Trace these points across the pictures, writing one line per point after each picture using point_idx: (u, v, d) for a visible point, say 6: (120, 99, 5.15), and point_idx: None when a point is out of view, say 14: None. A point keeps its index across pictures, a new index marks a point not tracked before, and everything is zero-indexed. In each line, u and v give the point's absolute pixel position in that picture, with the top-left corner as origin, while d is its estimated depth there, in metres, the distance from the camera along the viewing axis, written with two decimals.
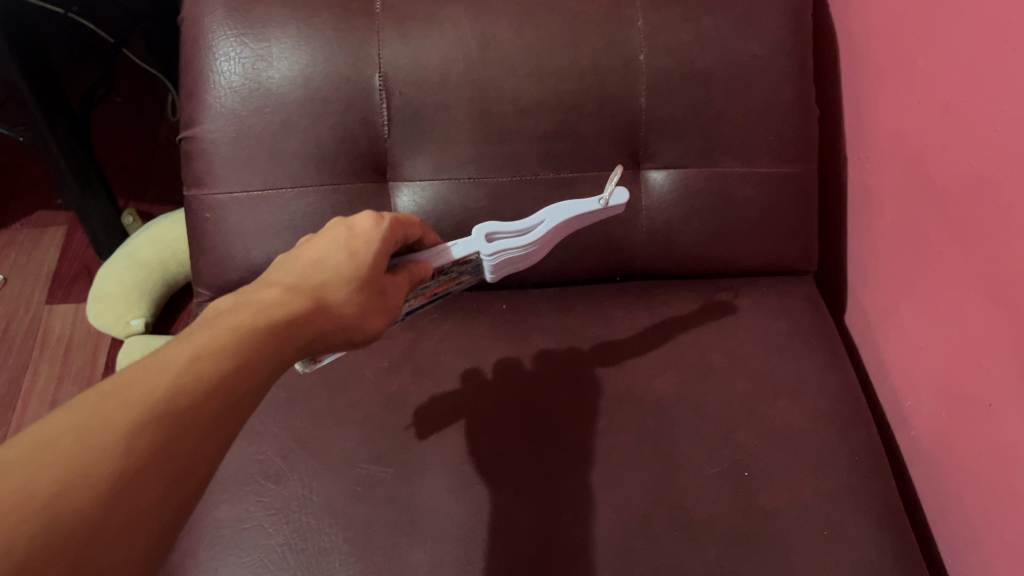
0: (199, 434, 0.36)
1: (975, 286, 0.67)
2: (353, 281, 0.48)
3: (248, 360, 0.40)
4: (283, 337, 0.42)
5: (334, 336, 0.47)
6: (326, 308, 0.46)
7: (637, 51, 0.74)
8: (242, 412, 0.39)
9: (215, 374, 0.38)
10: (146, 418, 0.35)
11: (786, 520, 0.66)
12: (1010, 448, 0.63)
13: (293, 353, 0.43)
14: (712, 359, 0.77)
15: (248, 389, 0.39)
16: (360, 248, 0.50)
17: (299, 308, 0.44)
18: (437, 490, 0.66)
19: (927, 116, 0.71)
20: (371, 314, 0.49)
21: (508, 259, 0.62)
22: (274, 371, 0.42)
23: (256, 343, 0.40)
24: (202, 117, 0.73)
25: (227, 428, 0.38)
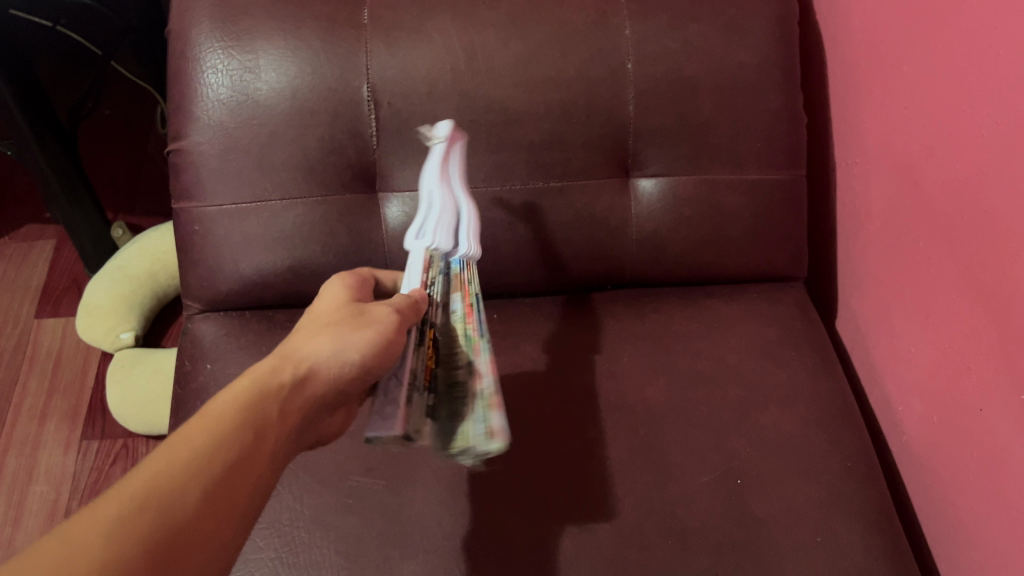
0: (196, 505, 0.36)
1: (962, 291, 0.67)
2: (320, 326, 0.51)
3: (223, 426, 0.40)
4: (257, 393, 0.44)
5: (323, 378, 0.48)
6: (301, 355, 0.48)
7: (624, 60, 0.74)
8: (241, 476, 0.39)
9: (194, 448, 0.38)
10: (135, 503, 0.35)
11: (779, 527, 0.66)
12: (1000, 452, 0.63)
13: (275, 395, 0.44)
14: (703, 366, 0.77)
15: (236, 452, 0.40)
16: (319, 313, 0.53)
17: (264, 366, 0.46)
18: (428, 501, 0.66)
19: (914, 123, 0.71)
20: (364, 336, 0.50)
21: (450, 226, 0.63)
22: (264, 427, 0.42)
23: (229, 409, 0.41)
24: (189, 129, 0.72)
25: (231, 495, 0.38)
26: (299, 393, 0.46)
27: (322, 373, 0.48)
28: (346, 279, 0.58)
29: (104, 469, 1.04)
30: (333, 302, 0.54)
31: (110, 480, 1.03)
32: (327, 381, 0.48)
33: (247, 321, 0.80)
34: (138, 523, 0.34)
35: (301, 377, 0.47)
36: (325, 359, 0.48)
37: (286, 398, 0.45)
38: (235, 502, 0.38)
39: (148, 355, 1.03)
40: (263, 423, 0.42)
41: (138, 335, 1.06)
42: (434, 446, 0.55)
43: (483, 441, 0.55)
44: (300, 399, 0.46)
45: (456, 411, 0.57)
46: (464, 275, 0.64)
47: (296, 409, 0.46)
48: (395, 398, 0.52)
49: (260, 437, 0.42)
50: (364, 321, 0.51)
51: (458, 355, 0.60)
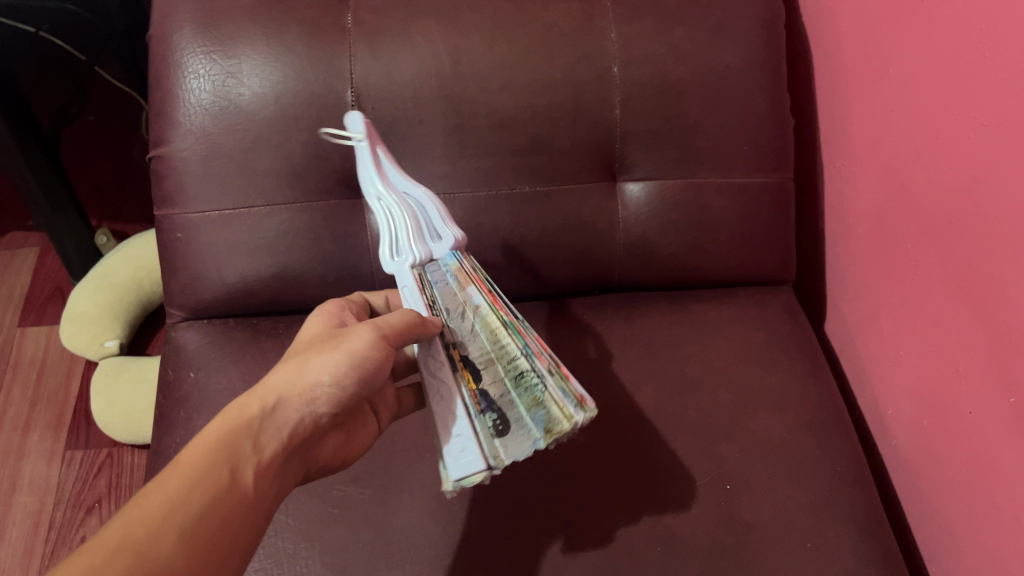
0: (172, 550, 0.40)
1: (950, 294, 0.67)
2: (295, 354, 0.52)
3: (196, 469, 0.44)
4: (228, 433, 0.46)
5: (298, 406, 0.50)
6: (269, 387, 0.49)
7: (610, 63, 0.74)
8: (217, 517, 0.43)
9: (169, 495, 0.42)
10: (111, 555, 0.38)
11: (768, 534, 0.65)
12: (990, 456, 0.63)
13: (245, 432, 0.47)
14: (692, 371, 0.76)
15: (211, 495, 0.44)
16: (300, 341, 0.55)
17: (237, 401, 0.48)
18: (416, 510, 0.65)
19: (902, 125, 0.71)
20: (337, 358, 0.51)
21: (417, 223, 0.60)
22: (236, 465, 0.46)
23: (203, 452, 0.45)
24: (171, 135, 0.71)
25: (207, 531, 0.42)
26: (271, 424, 0.49)
27: (295, 400, 0.49)
28: (330, 311, 0.60)
29: (88, 480, 1.03)
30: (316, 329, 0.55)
31: (94, 490, 1.02)
32: (303, 407, 0.50)
33: (232, 328, 0.79)
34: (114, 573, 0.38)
35: (271, 407, 0.49)
36: (296, 388, 0.50)
37: (259, 431, 0.48)
38: (213, 543, 0.42)
39: (133, 364, 1.02)
40: (237, 460, 0.46)
41: (123, 344, 1.05)
42: (531, 448, 0.53)
43: (573, 412, 0.54)
44: (274, 430, 0.49)
45: (533, 403, 0.55)
46: (464, 265, 0.61)
47: (271, 440, 0.48)
48: (463, 436, 0.53)
49: (234, 476, 0.45)
50: (338, 341, 0.52)
51: (507, 347, 0.57)
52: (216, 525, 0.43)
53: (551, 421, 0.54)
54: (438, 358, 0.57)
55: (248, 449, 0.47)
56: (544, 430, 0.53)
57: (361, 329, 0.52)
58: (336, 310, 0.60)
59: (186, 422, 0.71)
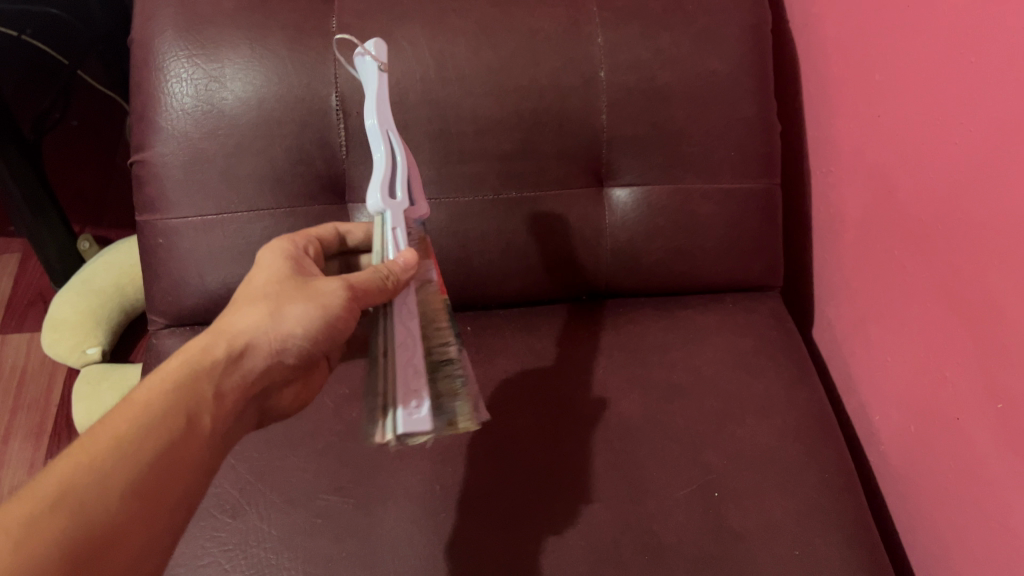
0: (118, 503, 0.39)
1: (937, 299, 0.67)
2: (263, 295, 0.51)
3: (153, 413, 0.43)
4: (189, 378, 0.45)
5: (261, 352, 0.49)
6: (236, 332, 0.49)
7: (596, 69, 0.73)
8: (170, 466, 0.42)
9: (118, 442, 0.40)
10: (57, 497, 0.37)
11: (756, 542, 0.65)
12: (979, 463, 0.63)
13: (207, 378, 0.46)
14: (679, 378, 0.76)
15: (165, 443, 0.42)
16: (263, 273, 0.53)
17: (201, 343, 0.47)
18: (400, 520, 0.65)
19: (889, 131, 0.71)
20: (310, 313, 0.51)
21: (397, 177, 0.53)
22: (197, 411, 0.45)
23: (161, 394, 0.44)
24: (153, 140, 0.71)
25: (165, 475, 0.41)
26: (233, 370, 0.48)
27: (261, 348, 0.49)
28: (290, 244, 0.57)
29: None
30: (278, 265, 0.54)
31: None
32: (266, 356, 0.50)
33: None
34: (57, 525, 0.36)
35: (234, 355, 0.48)
36: (263, 338, 0.49)
37: (220, 378, 0.47)
38: (163, 494, 0.41)
39: (116, 371, 1.01)
40: (198, 407, 0.45)
41: (105, 351, 1.04)
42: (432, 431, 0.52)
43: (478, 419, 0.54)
44: (237, 375, 0.48)
45: (450, 393, 0.54)
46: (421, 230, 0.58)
47: (231, 388, 0.48)
48: (416, 389, 0.49)
49: (192, 422, 0.44)
50: (308, 293, 0.51)
51: (445, 331, 0.56)
52: (168, 477, 0.42)
53: (459, 416, 0.53)
54: (411, 309, 0.54)
55: (209, 394, 0.46)
56: (452, 421, 0.53)
57: (336, 283, 0.52)
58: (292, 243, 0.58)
59: None
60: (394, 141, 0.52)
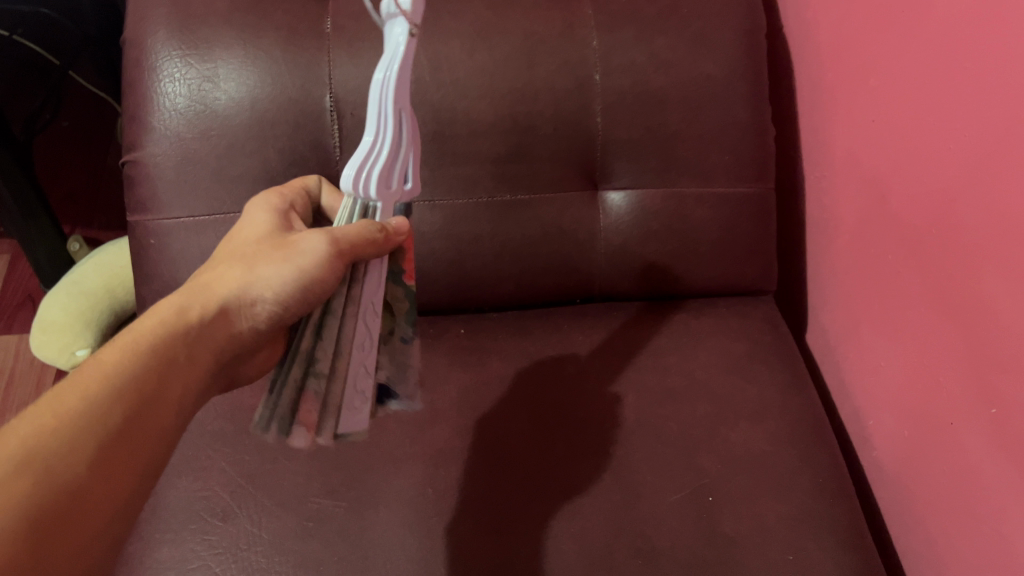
0: (87, 471, 0.37)
1: (931, 305, 0.67)
2: (240, 256, 0.48)
3: (123, 380, 0.40)
4: (162, 345, 0.42)
5: (235, 318, 0.46)
6: (211, 295, 0.46)
7: (592, 72, 0.73)
8: (140, 434, 0.40)
9: (84, 408, 0.38)
10: (24, 461, 0.35)
11: (749, 546, 0.64)
12: (972, 467, 0.63)
13: (179, 344, 0.43)
14: (672, 382, 0.76)
15: (133, 411, 0.40)
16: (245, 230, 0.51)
17: (174, 305, 0.45)
18: (392, 524, 0.64)
19: (882, 137, 0.71)
20: (287, 273, 0.47)
21: (393, 168, 0.48)
22: (167, 381, 0.42)
23: (132, 360, 0.41)
24: (145, 140, 0.70)
25: (135, 441, 0.39)
26: (206, 335, 0.45)
27: (235, 311, 0.46)
28: (278, 199, 0.55)
29: None
30: (262, 224, 0.51)
31: None
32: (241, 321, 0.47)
33: None
34: (20, 492, 0.34)
35: (208, 319, 0.45)
36: (237, 299, 0.46)
37: (192, 345, 0.44)
38: (128, 466, 0.39)
39: None
40: (170, 373, 0.42)
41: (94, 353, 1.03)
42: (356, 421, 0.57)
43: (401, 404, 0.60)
44: (211, 343, 0.45)
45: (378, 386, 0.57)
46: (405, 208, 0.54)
47: (206, 353, 0.45)
48: (360, 391, 0.55)
49: (162, 393, 0.41)
50: (288, 253, 0.48)
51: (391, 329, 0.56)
52: (136, 449, 0.39)
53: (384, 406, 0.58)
54: (376, 309, 0.53)
55: (182, 363, 0.43)
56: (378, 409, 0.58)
57: (315, 236, 0.48)
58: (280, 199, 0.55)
59: None
60: (399, 131, 0.47)
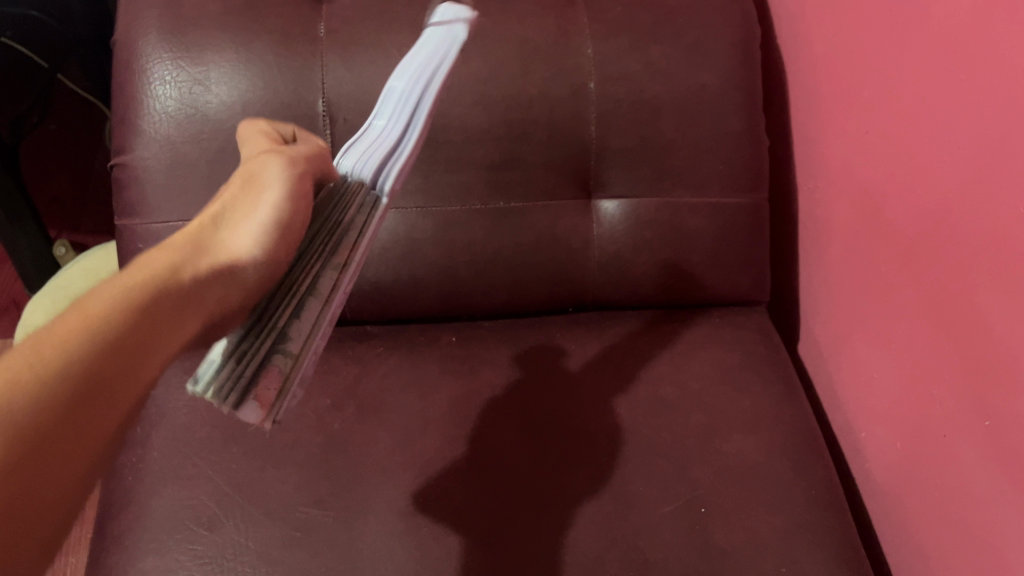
0: (43, 429, 0.29)
1: (925, 316, 0.66)
2: (214, 216, 0.41)
3: (108, 333, 0.31)
4: (151, 300, 0.34)
5: (230, 276, 0.38)
6: (196, 252, 0.38)
7: (586, 80, 0.73)
8: (115, 393, 0.31)
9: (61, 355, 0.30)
10: None
11: (742, 559, 0.64)
12: (965, 480, 0.62)
13: (171, 294, 0.35)
14: (665, 393, 0.75)
15: (114, 366, 0.31)
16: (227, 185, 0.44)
17: (164, 258, 0.36)
18: (380, 534, 0.63)
19: (876, 148, 0.71)
20: (274, 217, 0.41)
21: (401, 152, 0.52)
22: (151, 344, 0.33)
23: (120, 304, 0.33)
24: (134, 143, 0.69)
25: (109, 399, 0.31)
26: (200, 296, 0.36)
27: (229, 269, 0.38)
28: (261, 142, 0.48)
29: None
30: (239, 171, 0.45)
31: None
32: (234, 278, 0.39)
33: None
34: None
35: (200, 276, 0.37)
36: (229, 257, 0.39)
37: (184, 306, 0.35)
38: (97, 428, 0.30)
39: None
40: (161, 323, 0.34)
41: None
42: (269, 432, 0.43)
43: None
44: (200, 311, 0.36)
45: None
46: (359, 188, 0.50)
47: (200, 309, 0.36)
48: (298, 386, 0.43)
49: (150, 346, 0.33)
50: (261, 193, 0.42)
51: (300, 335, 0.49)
52: (97, 427, 0.30)
53: None
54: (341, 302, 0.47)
55: (168, 326, 0.34)
56: None
57: (272, 167, 0.44)
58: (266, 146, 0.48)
59: (142, 442, 0.69)
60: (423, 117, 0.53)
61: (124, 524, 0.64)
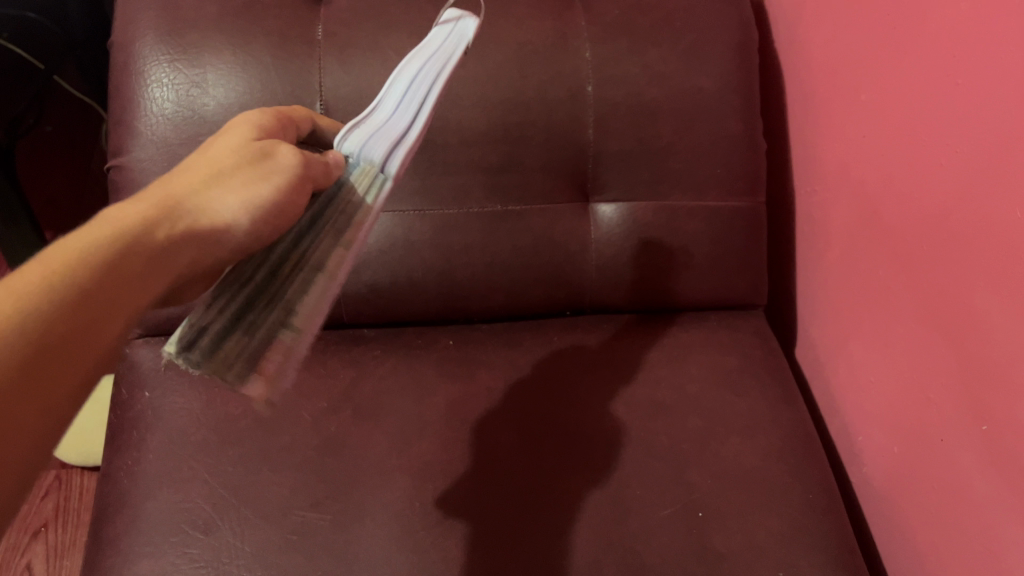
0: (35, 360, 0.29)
1: (922, 320, 0.66)
2: (208, 171, 0.39)
3: (70, 291, 0.31)
4: (122, 258, 0.33)
5: (206, 244, 0.37)
6: (183, 211, 0.37)
7: (584, 83, 0.73)
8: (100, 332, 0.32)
9: (56, 288, 0.30)
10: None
11: (739, 563, 0.64)
12: (963, 484, 0.62)
13: (156, 248, 0.35)
14: (663, 396, 0.75)
15: (101, 309, 0.32)
16: (231, 134, 0.42)
17: (152, 209, 0.35)
18: (377, 538, 0.63)
19: (874, 152, 0.71)
20: (266, 194, 0.40)
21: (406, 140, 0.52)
22: (117, 306, 0.32)
23: (110, 248, 0.33)
24: (131, 145, 0.69)
25: (93, 338, 0.31)
26: (172, 257, 0.35)
27: (209, 232, 0.37)
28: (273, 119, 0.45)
29: (33, 504, 1.02)
30: (245, 128, 0.42)
31: (41, 514, 1.02)
32: (210, 244, 0.38)
33: None
34: None
35: (179, 237, 0.36)
36: (214, 224, 0.38)
37: (154, 267, 0.34)
38: (80, 366, 0.31)
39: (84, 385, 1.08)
40: (145, 276, 0.34)
41: None
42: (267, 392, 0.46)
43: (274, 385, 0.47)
44: (170, 271, 0.35)
45: None
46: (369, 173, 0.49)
47: (176, 268, 0.36)
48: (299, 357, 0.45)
49: (133, 296, 0.33)
50: (265, 171, 0.41)
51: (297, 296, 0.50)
52: (70, 368, 0.30)
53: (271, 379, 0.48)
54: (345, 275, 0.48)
55: (135, 288, 0.33)
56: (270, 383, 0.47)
57: (286, 150, 0.42)
58: (276, 122, 0.45)
59: (138, 445, 0.68)
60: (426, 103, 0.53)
61: (119, 527, 0.63)
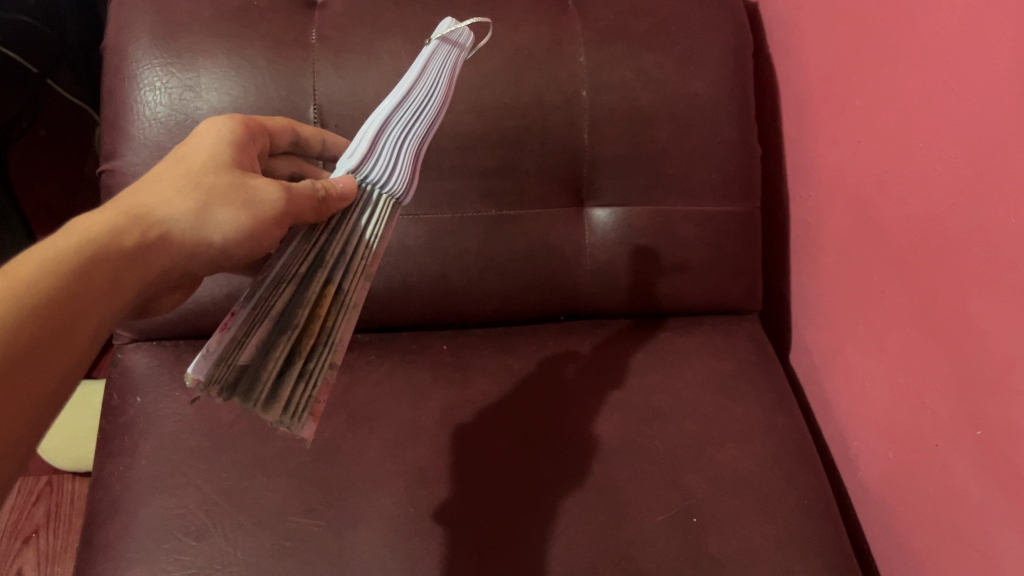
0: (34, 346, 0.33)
1: (917, 325, 0.66)
2: (181, 184, 0.41)
3: (49, 294, 0.34)
4: (86, 268, 0.36)
5: (174, 255, 0.40)
6: (155, 228, 0.39)
7: (579, 87, 0.73)
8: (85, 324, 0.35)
9: (43, 283, 0.34)
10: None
11: (734, 569, 0.64)
12: (958, 489, 0.62)
13: (129, 251, 0.38)
14: (658, 401, 0.75)
15: (83, 304, 0.35)
16: (209, 148, 0.44)
17: (123, 219, 0.39)
18: (371, 543, 0.63)
19: (869, 158, 0.71)
20: (236, 215, 0.42)
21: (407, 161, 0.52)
22: (88, 307, 0.35)
23: (88, 251, 0.36)
24: (124, 149, 0.69)
25: (79, 328, 0.35)
26: (140, 266, 0.39)
27: (176, 245, 0.40)
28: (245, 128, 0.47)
29: (25, 510, 1.02)
30: (222, 143, 0.44)
31: (32, 520, 1.01)
32: (177, 255, 0.40)
33: (183, 351, 0.77)
34: None
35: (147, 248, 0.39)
36: (183, 238, 0.40)
37: (124, 272, 0.38)
38: (70, 353, 0.35)
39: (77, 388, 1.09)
40: (118, 277, 0.37)
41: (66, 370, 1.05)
42: None
43: None
44: (138, 273, 0.39)
45: None
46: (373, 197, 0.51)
47: (149, 272, 0.39)
48: None
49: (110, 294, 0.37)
50: (245, 195, 0.42)
51: None
52: (61, 355, 0.34)
53: None
54: None
55: (103, 292, 0.37)
56: None
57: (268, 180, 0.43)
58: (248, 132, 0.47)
59: (130, 451, 0.68)
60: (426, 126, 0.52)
61: (111, 533, 0.63)
